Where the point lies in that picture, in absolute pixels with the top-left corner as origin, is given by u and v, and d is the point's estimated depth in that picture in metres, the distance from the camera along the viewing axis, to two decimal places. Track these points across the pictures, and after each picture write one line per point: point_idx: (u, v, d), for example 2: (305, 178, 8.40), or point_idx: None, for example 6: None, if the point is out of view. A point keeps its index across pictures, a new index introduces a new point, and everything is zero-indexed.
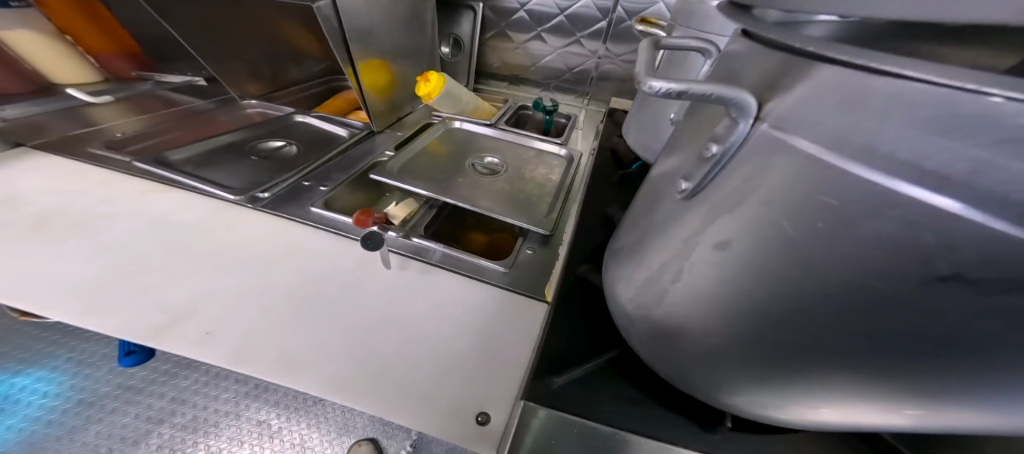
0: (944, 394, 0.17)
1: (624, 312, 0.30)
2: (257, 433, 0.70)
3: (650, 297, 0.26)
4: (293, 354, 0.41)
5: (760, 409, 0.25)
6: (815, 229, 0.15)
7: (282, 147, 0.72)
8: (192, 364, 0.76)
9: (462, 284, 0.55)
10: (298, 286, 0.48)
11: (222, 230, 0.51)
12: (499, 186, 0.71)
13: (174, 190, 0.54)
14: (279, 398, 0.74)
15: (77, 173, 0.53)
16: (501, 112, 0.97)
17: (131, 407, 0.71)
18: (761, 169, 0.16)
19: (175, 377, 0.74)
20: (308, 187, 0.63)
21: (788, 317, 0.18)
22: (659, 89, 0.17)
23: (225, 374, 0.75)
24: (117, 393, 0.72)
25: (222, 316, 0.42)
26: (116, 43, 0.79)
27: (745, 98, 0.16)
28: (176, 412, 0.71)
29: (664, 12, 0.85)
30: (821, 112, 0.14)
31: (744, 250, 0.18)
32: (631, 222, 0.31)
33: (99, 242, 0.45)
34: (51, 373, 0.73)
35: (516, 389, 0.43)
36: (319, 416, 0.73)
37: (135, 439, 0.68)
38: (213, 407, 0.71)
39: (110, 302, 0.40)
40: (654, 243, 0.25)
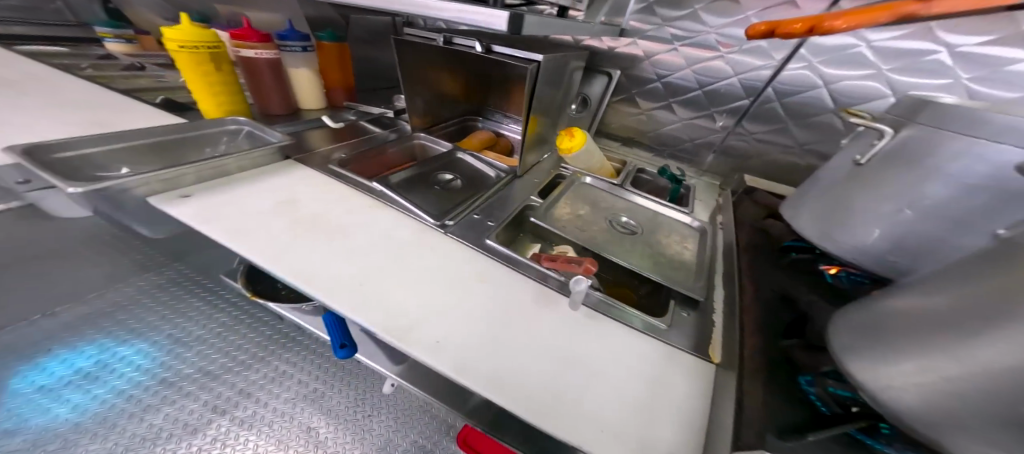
0: None
1: (939, 405, 0.30)
2: (306, 438, 0.75)
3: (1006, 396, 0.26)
4: (499, 373, 0.45)
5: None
6: None
7: (451, 180, 0.83)
8: (264, 358, 0.88)
9: (627, 335, 0.56)
10: (492, 310, 0.53)
11: (427, 249, 0.59)
12: (640, 247, 0.74)
13: (388, 210, 0.65)
14: (332, 406, 0.82)
15: (326, 186, 0.65)
16: (622, 174, 1.01)
17: (202, 393, 0.79)
18: None
19: (247, 370, 0.85)
20: (478, 221, 0.71)
21: None
22: None
23: (289, 375, 0.86)
24: (195, 377, 0.82)
25: (443, 327, 0.48)
26: (346, 82, 1.03)
27: None
28: (239, 404, 0.78)
29: (825, 97, 0.85)
30: None
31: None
32: (923, 316, 0.33)
33: (348, 243, 0.54)
34: (146, 346, 0.85)
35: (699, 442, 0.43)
36: (365, 430, 0.79)
37: (195, 427, 0.74)
38: (271, 405, 0.80)
39: (366, 299, 0.47)
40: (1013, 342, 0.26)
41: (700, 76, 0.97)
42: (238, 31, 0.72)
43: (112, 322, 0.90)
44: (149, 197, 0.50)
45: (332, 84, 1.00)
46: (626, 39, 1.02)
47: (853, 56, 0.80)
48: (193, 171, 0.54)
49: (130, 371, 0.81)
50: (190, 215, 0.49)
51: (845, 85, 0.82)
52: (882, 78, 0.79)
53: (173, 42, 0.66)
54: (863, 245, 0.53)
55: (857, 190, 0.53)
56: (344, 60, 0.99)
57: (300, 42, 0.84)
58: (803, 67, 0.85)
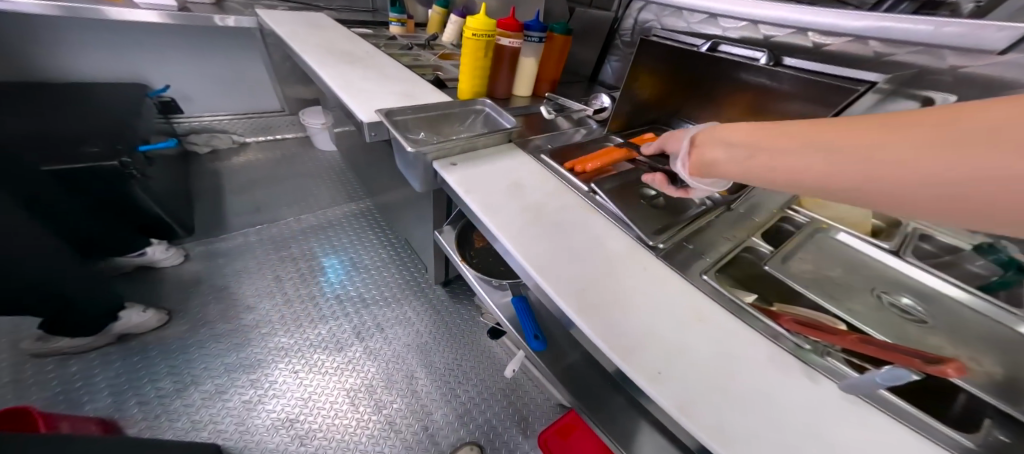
0: None
1: None
2: (408, 380, 1.10)
3: None
4: (729, 431, 0.35)
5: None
6: None
7: (655, 195, 0.74)
8: (398, 301, 1.32)
9: (902, 441, 0.37)
10: (716, 357, 0.43)
11: (641, 268, 0.52)
12: (943, 351, 0.50)
13: (598, 215, 0.60)
14: (437, 360, 1.16)
15: (545, 177, 0.65)
16: (897, 237, 0.70)
17: (353, 317, 1.25)
18: None
19: (380, 307, 1.29)
20: (691, 250, 0.60)
21: None
22: None
23: (411, 322, 1.26)
24: (354, 302, 1.30)
25: (661, 358, 0.41)
26: (555, 74, 1.05)
27: None
28: (370, 337, 1.20)
29: None
30: None
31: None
32: None
33: (566, 242, 0.52)
34: (350, 281, 1.37)
35: None
36: (455, 393, 1.09)
37: (343, 345, 1.17)
38: (393, 344, 1.19)
39: (588, 305, 0.44)
40: None
41: None
42: (506, 20, 0.84)
43: (320, 235, 1.55)
44: (435, 159, 0.60)
45: (545, 79, 1.05)
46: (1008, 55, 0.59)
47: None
48: (462, 144, 0.62)
49: (321, 281, 1.36)
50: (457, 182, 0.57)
51: None
52: None
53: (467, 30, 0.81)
54: None
55: None
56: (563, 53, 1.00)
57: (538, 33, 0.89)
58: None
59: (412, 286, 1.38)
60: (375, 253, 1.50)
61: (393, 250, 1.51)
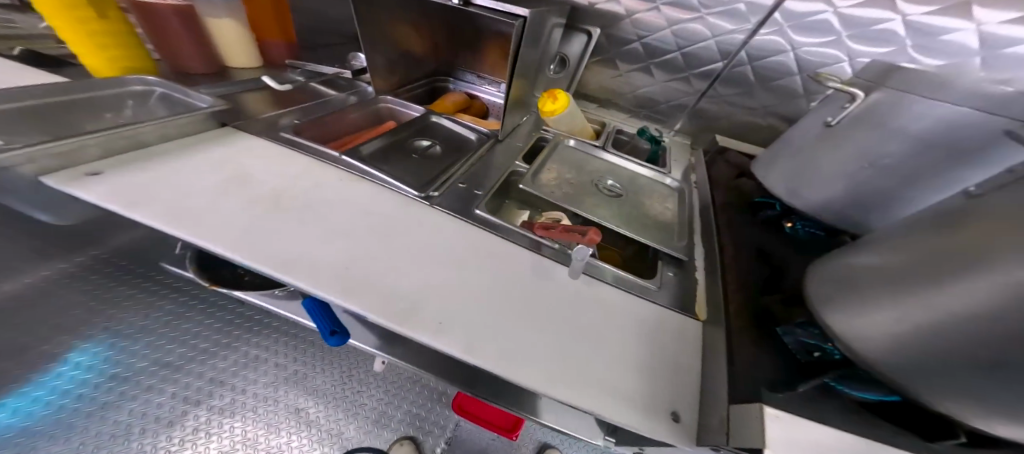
0: None
1: (866, 342, 0.37)
2: (295, 420, 0.76)
3: (911, 328, 0.33)
4: (507, 352, 0.44)
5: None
6: None
7: (429, 146, 0.75)
8: (230, 344, 0.82)
9: (622, 299, 0.57)
10: (491, 286, 0.51)
11: (415, 224, 0.54)
12: (627, 210, 0.75)
13: (362, 182, 0.58)
14: (318, 385, 0.82)
15: (285, 158, 0.56)
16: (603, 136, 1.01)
17: (166, 386, 0.73)
18: None
19: (214, 357, 0.79)
20: (466, 190, 0.66)
21: None
22: None
23: (263, 358, 0.82)
24: (154, 370, 0.74)
25: (444, 308, 0.45)
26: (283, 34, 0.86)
27: None
28: (212, 395, 0.74)
29: (790, 63, 0.88)
30: None
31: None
32: (861, 270, 0.39)
33: (326, 223, 0.48)
34: (126, 336, 0.76)
35: (695, 395, 0.48)
36: (357, 404, 0.82)
37: (169, 420, 0.69)
38: (249, 391, 0.77)
39: (358, 285, 0.42)
40: (933, 291, 0.31)
41: (679, 37, 0.94)
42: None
43: None
44: (46, 175, 0.42)
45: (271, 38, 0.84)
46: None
47: (820, 23, 0.81)
48: (98, 141, 0.45)
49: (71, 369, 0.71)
50: (106, 196, 0.41)
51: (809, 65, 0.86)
52: (841, 46, 0.81)
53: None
54: (816, 201, 0.58)
55: (810, 152, 0.58)
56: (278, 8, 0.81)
57: None
58: (773, 32, 0.85)
59: None
60: None
61: None
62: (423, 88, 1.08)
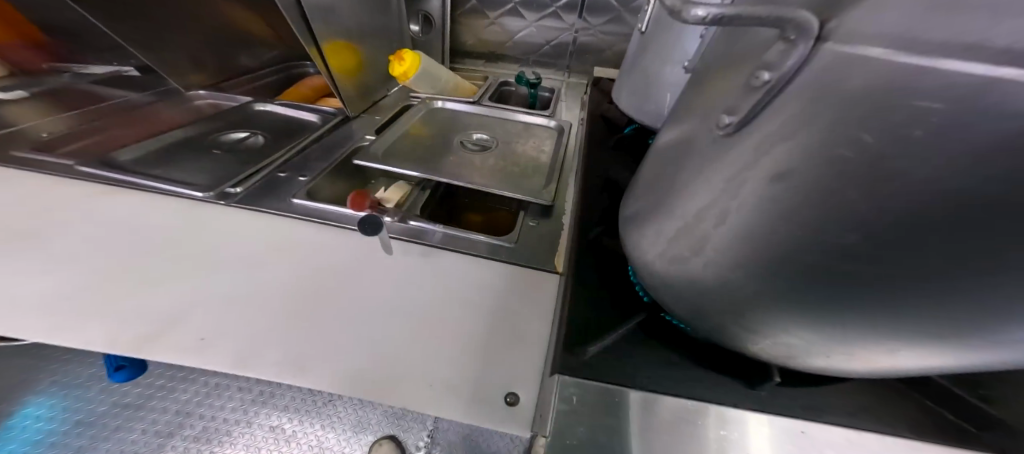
0: (966, 301, 0.17)
1: (652, 267, 0.31)
2: None
3: (685, 249, 0.26)
4: (298, 354, 0.38)
5: (814, 363, 0.27)
6: (885, 172, 0.15)
7: (247, 138, 0.66)
8: None
9: (465, 264, 0.52)
10: (289, 284, 0.43)
11: (194, 230, 0.46)
12: (493, 162, 0.68)
13: (126, 193, 0.49)
14: None
15: (15, 184, 0.48)
16: (482, 89, 0.92)
17: None
18: (811, 108, 0.16)
19: None
20: (285, 179, 0.58)
21: (840, 251, 0.18)
22: (703, 16, 0.15)
23: None
24: None
25: (210, 321, 0.38)
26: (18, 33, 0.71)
27: (806, 16, 0.15)
28: None
29: None
30: (896, 18, 0.13)
31: (848, 202, 0.16)
32: (643, 184, 0.34)
33: (48, 252, 0.40)
34: None
35: (540, 365, 0.42)
36: None
37: None
38: None
39: (76, 316, 0.36)
40: (680, 194, 0.26)
41: None
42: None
43: None
44: None
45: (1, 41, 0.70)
46: None
47: None
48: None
49: None
50: None
51: None
52: None
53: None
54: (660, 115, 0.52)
55: (645, 61, 0.53)
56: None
57: None
58: None
59: None
60: None
61: None
62: (277, 76, 0.95)
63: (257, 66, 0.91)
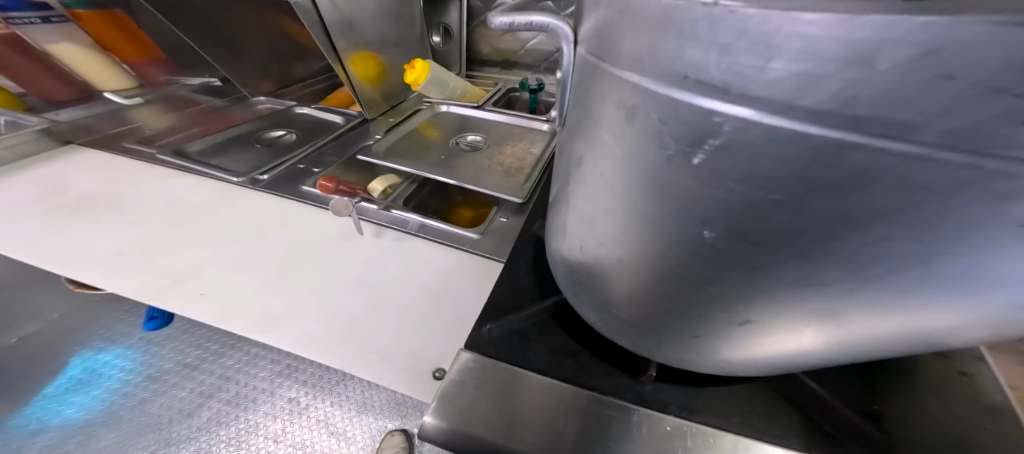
0: (728, 282, 0.18)
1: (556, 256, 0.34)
2: (288, 409, 0.70)
3: (563, 237, 0.29)
4: (268, 313, 0.46)
5: (700, 361, 0.27)
6: (611, 153, 0.18)
7: (283, 135, 0.79)
8: (234, 345, 0.80)
9: (431, 250, 0.57)
10: (282, 256, 0.53)
11: (225, 209, 0.58)
12: (481, 162, 0.74)
13: (191, 177, 0.63)
14: (307, 377, 0.74)
15: (117, 168, 0.64)
16: (489, 94, 0.99)
17: (187, 382, 0.77)
18: (581, 101, 0.20)
19: (220, 356, 0.78)
20: (302, 169, 0.69)
21: (622, 230, 0.21)
22: (504, 23, 0.20)
23: (261, 354, 0.78)
24: (176, 370, 0.79)
25: (214, 280, 0.48)
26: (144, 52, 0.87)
27: (562, 24, 0.19)
28: (222, 388, 0.74)
29: None
30: (594, 30, 0.17)
31: (610, 177, 0.19)
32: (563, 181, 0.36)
33: (125, 219, 0.55)
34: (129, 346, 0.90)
35: None
36: (341, 394, 0.71)
37: (190, 411, 0.73)
38: (252, 384, 0.74)
39: (127, 268, 0.48)
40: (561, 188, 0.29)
41: None
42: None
43: None
44: None
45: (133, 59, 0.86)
46: None
47: None
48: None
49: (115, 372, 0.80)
50: None
51: None
52: None
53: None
54: None
55: None
56: (126, 29, 0.82)
57: (36, 12, 0.69)
58: None
59: None
60: None
61: None
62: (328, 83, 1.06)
63: (309, 75, 1.02)
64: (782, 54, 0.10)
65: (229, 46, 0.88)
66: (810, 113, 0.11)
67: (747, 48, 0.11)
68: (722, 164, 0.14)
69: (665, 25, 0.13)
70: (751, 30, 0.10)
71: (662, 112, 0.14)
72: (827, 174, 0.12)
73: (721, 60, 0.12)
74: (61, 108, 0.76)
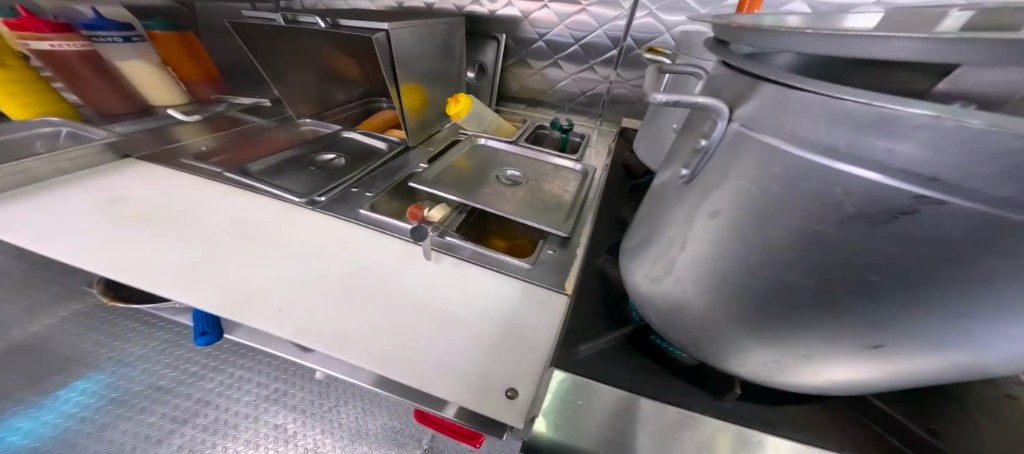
0: (870, 309, 0.21)
1: (638, 291, 0.35)
2: (273, 436, 0.79)
3: (660, 271, 0.31)
4: (343, 331, 0.47)
5: (794, 382, 0.29)
6: (769, 210, 0.21)
7: (333, 159, 0.82)
8: (218, 367, 0.86)
9: (489, 278, 0.60)
10: (349, 275, 0.54)
11: (287, 227, 0.59)
12: (521, 195, 0.78)
13: (252, 194, 0.64)
14: (296, 403, 0.84)
15: (173, 180, 0.64)
16: (520, 130, 1.06)
17: (158, 407, 0.80)
18: (730, 163, 0.23)
19: (201, 379, 0.84)
20: (356, 193, 0.72)
21: (765, 269, 0.23)
22: (660, 101, 0.24)
23: (247, 377, 0.86)
24: (148, 393, 0.81)
25: (287, 297, 0.48)
26: (204, 73, 0.95)
27: (719, 107, 0.23)
28: (199, 413, 0.80)
29: (670, 42, 0.92)
30: (767, 113, 0.21)
31: (761, 230, 0.22)
32: (636, 223, 0.39)
33: (191, 232, 0.54)
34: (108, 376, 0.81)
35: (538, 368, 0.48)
36: (333, 422, 0.83)
37: (159, 438, 0.76)
38: (233, 409, 0.81)
39: (200, 282, 0.47)
40: (658, 229, 0.31)
41: (573, 30, 1.00)
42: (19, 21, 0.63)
43: None
44: None
45: (191, 79, 0.92)
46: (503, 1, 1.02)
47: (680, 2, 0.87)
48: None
49: (73, 396, 0.79)
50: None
51: (680, 30, 0.89)
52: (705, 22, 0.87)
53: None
54: None
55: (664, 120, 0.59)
56: (194, 51, 0.91)
57: (119, 32, 0.75)
58: (647, 15, 0.91)
59: None
60: None
61: None
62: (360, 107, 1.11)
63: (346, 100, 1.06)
64: (999, 162, 0.14)
65: (283, 69, 0.91)
66: (1003, 201, 0.15)
67: (959, 153, 0.15)
68: (907, 230, 0.18)
69: (873, 127, 0.17)
70: (972, 143, 0.15)
71: (847, 186, 0.18)
72: (1011, 245, 0.16)
73: (931, 158, 0.16)
74: (116, 122, 0.78)
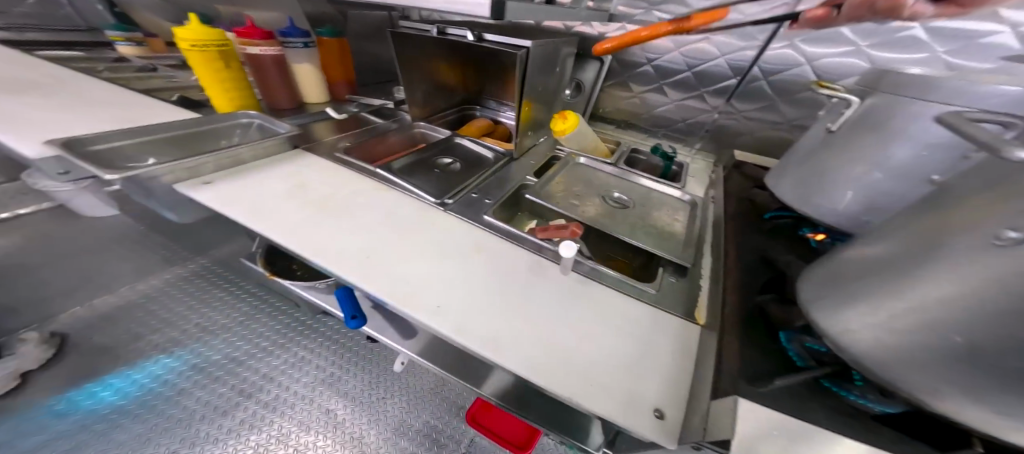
0: None
1: (861, 346, 0.32)
2: (325, 418, 1.00)
3: (918, 324, 0.28)
4: (494, 335, 0.48)
5: None
6: None
7: (450, 163, 0.88)
8: (285, 346, 1.16)
9: (616, 299, 0.59)
10: (490, 279, 0.56)
11: (429, 225, 0.63)
12: (631, 219, 0.77)
13: (390, 191, 0.70)
14: (348, 390, 1.07)
15: (333, 171, 0.71)
16: (617, 154, 1.04)
17: (226, 380, 1.07)
18: None
19: (268, 356, 1.13)
20: (476, 199, 0.75)
21: None
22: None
23: (308, 361, 1.13)
24: (224, 363, 1.11)
25: (444, 294, 0.51)
26: (348, 77, 1.07)
27: None
28: (239, 406, 1.01)
29: (810, 75, 0.87)
30: None
31: None
32: (842, 274, 0.35)
33: (355, 222, 0.59)
34: (207, 346, 1.14)
35: (682, 393, 0.46)
36: (381, 411, 1.04)
37: (226, 408, 1.01)
38: (293, 388, 1.06)
39: (373, 270, 0.51)
40: (920, 282, 0.28)
41: (688, 57, 0.99)
42: (243, 30, 0.78)
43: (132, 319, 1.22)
44: (175, 184, 0.58)
45: (337, 81, 1.05)
46: (616, 24, 1.01)
47: (831, 34, 0.81)
48: (211, 160, 0.62)
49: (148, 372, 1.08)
50: (211, 197, 0.58)
51: (824, 63, 0.84)
52: (862, 55, 0.80)
53: (186, 41, 0.73)
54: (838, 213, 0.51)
55: (828, 159, 0.52)
56: (345, 56, 1.03)
57: (301, 39, 0.89)
58: (786, 46, 0.87)
59: (297, 327, 1.23)
60: (224, 309, 1.27)
61: (249, 299, 1.31)
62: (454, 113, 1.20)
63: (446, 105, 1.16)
64: None
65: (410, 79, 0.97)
66: None
67: None
68: None
69: None
70: None
71: None
72: None
73: None
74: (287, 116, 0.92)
